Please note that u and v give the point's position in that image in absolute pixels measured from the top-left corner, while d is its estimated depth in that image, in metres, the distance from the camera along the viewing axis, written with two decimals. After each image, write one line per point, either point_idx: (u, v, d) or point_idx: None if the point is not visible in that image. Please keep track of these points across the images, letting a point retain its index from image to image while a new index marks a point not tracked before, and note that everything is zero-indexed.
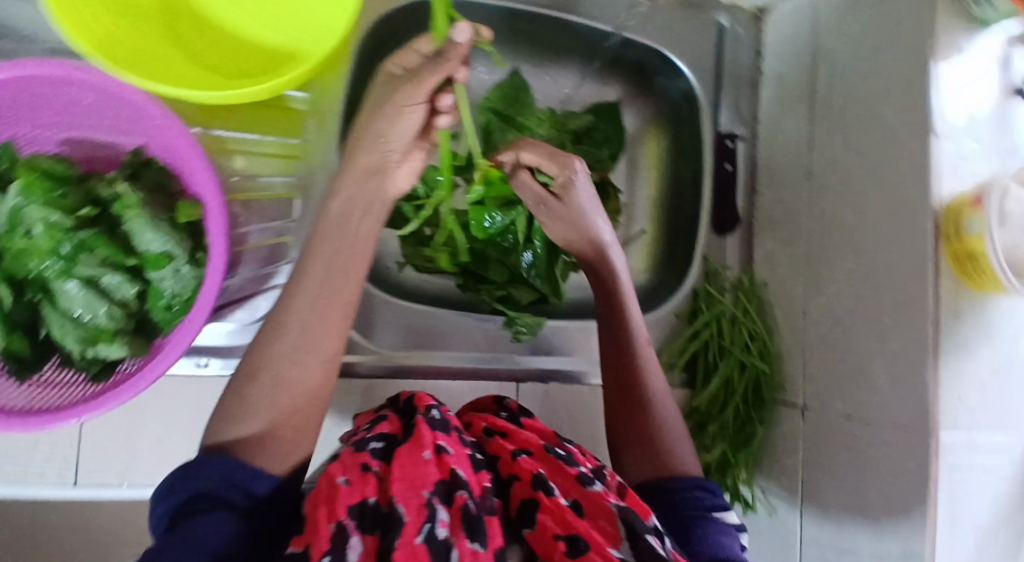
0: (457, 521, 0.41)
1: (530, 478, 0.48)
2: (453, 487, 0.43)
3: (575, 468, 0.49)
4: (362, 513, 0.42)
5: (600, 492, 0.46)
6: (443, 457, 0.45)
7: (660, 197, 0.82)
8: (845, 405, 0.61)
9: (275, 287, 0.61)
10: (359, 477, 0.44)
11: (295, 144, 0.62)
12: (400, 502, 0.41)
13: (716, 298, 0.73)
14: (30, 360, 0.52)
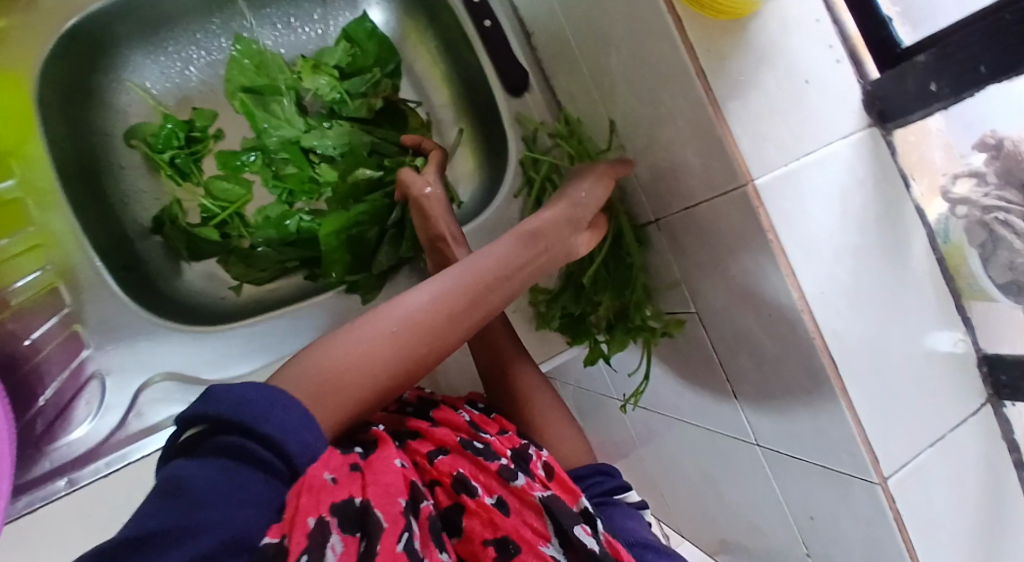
0: (427, 533, 0.43)
1: (451, 481, 0.48)
2: (418, 498, 0.44)
3: (496, 463, 0.49)
4: (345, 512, 0.38)
5: (526, 488, 0.48)
6: (404, 470, 0.46)
7: (453, 92, 0.79)
8: (679, 197, 0.58)
9: (93, 377, 0.58)
10: (342, 473, 0.40)
11: (32, 232, 0.59)
12: (378, 506, 0.39)
13: (540, 159, 0.69)
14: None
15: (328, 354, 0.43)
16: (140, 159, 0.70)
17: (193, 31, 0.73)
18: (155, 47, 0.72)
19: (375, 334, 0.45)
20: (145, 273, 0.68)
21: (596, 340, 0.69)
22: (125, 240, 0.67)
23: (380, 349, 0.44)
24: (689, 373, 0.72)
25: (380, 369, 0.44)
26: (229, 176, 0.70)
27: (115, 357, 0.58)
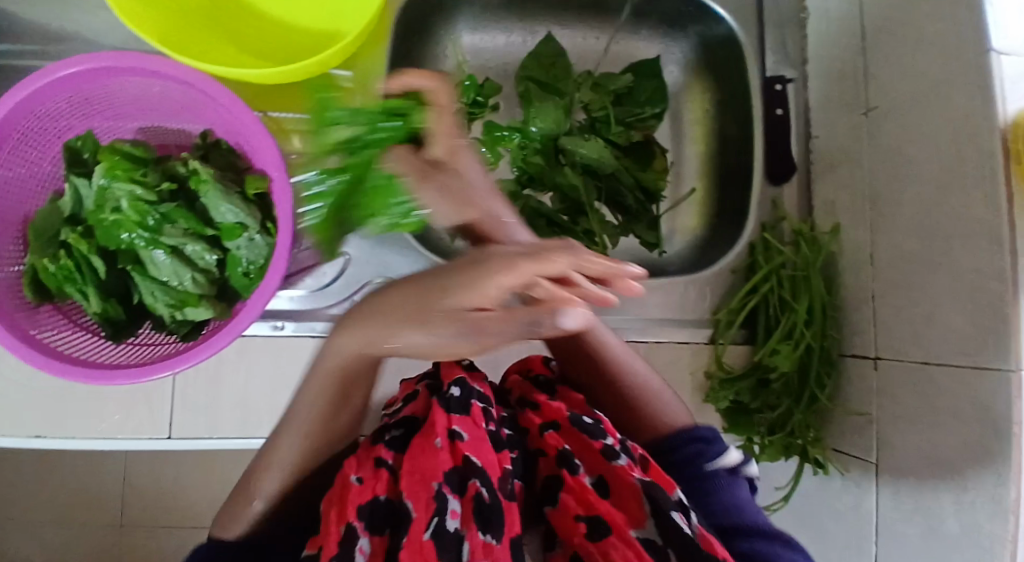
0: (468, 514, 0.48)
1: (555, 456, 0.54)
2: (467, 475, 0.50)
3: (597, 442, 0.52)
4: (371, 514, 0.50)
5: (624, 469, 0.51)
6: (457, 444, 0.53)
7: (708, 153, 0.81)
8: (919, 348, 0.57)
9: (341, 252, 0.66)
10: (370, 475, 0.53)
11: None
12: (411, 497, 0.50)
13: (775, 251, 0.69)
14: (125, 321, 0.58)
15: (236, 515, 0.52)
16: None
17: (516, 14, 0.80)
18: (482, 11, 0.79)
19: (273, 478, 0.50)
20: None
21: (751, 439, 0.69)
22: None
23: (296, 462, 0.50)
24: (829, 510, 0.69)
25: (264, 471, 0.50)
26: (488, 145, 0.77)
27: (365, 247, 0.67)
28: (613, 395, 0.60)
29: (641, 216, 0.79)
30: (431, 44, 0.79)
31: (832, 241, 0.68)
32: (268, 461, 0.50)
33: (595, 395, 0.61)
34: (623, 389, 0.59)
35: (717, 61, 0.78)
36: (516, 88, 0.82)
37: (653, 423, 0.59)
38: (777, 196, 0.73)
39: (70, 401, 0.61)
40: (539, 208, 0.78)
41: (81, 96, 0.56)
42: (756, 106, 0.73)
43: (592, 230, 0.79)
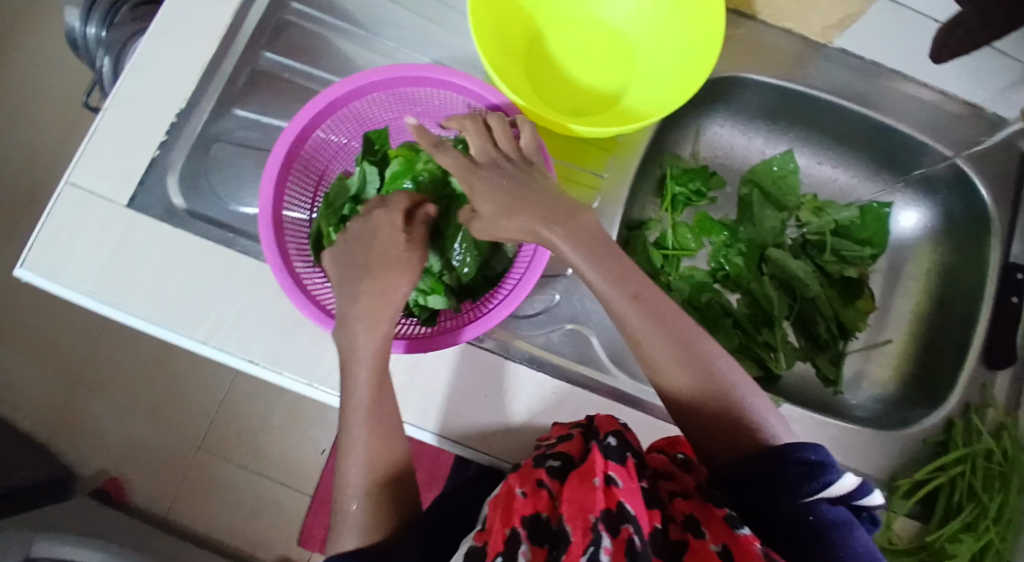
0: (621, 552, 0.43)
1: (684, 520, 0.50)
2: (620, 520, 0.45)
3: (725, 509, 0.48)
4: (534, 523, 0.49)
5: (748, 538, 0.45)
6: (613, 488, 0.48)
7: (921, 314, 0.79)
8: None
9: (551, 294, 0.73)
10: (533, 491, 0.51)
11: (597, 178, 0.72)
12: (569, 522, 0.46)
13: (974, 436, 0.66)
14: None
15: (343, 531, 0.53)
16: (659, 175, 0.84)
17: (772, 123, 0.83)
18: (740, 115, 0.83)
19: (358, 475, 0.54)
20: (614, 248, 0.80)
21: None
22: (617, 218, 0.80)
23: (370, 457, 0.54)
24: None
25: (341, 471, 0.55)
26: (695, 233, 0.82)
27: (574, 294, 0.73)
28: (711, 424, 0.53)
29: (826, 348, 0.77)
30: (678, 131, 0.84)
31: None
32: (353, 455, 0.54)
33: (690, 430, 0.55)
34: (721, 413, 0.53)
35: (959, 230, 0.77)
36: (746, 190, 0.83)
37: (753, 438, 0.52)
38: (986, 381, 0.70)
39: (287, 343, 0.65)
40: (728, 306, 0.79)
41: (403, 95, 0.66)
42: (990, 287, 0.71)
43: (772, 343, 0.78)
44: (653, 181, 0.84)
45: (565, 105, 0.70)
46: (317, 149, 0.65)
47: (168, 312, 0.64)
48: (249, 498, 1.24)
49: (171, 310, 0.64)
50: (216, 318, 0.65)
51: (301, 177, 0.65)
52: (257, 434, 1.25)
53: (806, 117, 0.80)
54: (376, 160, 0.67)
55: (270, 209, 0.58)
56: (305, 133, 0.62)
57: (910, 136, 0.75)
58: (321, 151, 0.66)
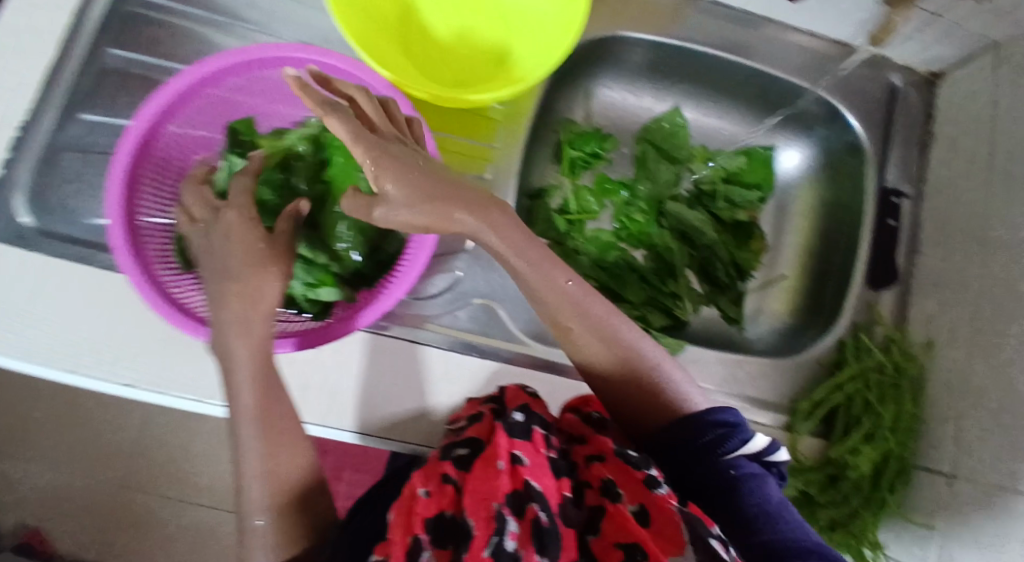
0: (527, 535, 0.42)
1: (601, 485, 0.49)
2: (526, 500, 0.44)
3: (641, 471, 0.49)
4: (437, 524, 0.45)
5: (664, 498, 0.46)
6: (518, 468, 0.47)
7: (810, 247, 0.83)
8: (998, 474, 0.57)
9: (452, 270, 0.70)
10: (438, 488, 0.48)
11: (487, 149, 0.71)
12: (471, 516, 0.44)
13: (867, 352, 0.70)
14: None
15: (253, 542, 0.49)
16: (553, 142, 0.84)
17: (655, 80, 0.84)
18: (626, 74, 0.83)
19: (260, 481, 0.50)
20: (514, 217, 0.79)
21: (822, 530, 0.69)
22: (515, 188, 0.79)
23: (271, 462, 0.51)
24: None
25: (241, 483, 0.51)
26: (595, 195, 0.83)
27: (475, 269, 0.71)
28: (641, 396, 0.53)
29: (727, 290, 0.81)
30: (568, 94, 0.83)
31: (924, 355, 0.69)
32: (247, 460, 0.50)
33: (619, 407, 0.55)
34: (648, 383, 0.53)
35: (841, 164, 0.80)
36: (639, 148, 0.84)
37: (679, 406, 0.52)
38: (872, 300, 0.74)
39: (172, 360, 0.60)
40: (632, 262, 0.81)
41: (263, 78, 0.61)
42: (867, 212, 0.75)
43: (678, 293, 0.80)
44: (548, 148, 0.84)
45: (446, 76, 0.69)
46: (171, 148, 0.59)
47: (30, 344, 0.58)
48: (180, 530, 1.15)
49: (33, 342, 0.58)
50: (88, 341, 0.59)
51: (156, 180, 0.59)
52: (180, 464, 1.14)
53: (687, 71, 0.82)
54: (242, 152, 0.62)
55: (121, 222, 0.53)
56: (151, 132, 0.56)
57: (781, 80, 0.78)
58: (176, 148, 0.60)
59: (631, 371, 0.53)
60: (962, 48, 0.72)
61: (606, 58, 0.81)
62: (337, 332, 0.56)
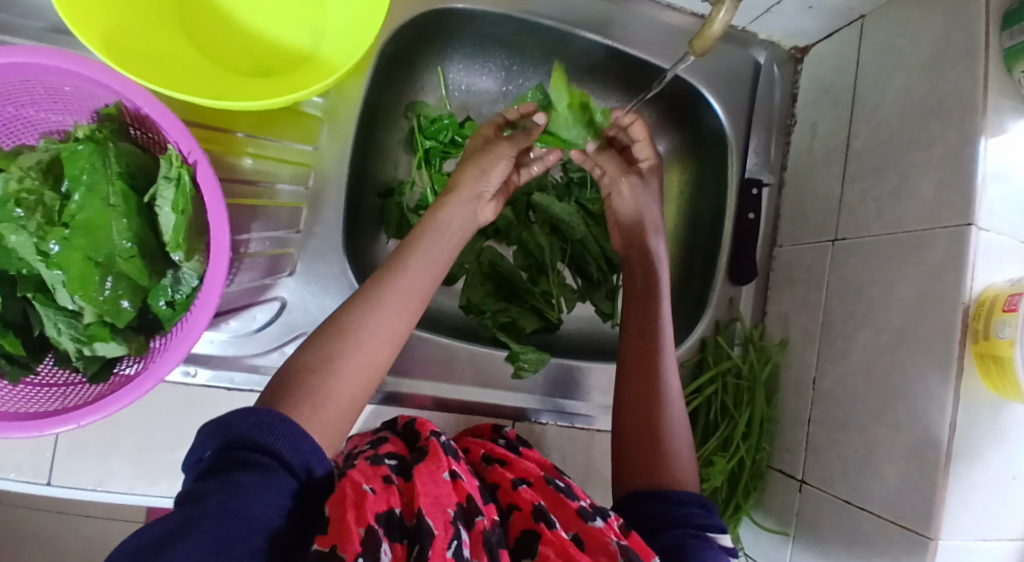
0: (478, 543, 0.43)
1: (532, 510, 0.50)
2: (472, 513, 0.45)
3: (575, 502, 0.51)
4: (389, 520, 0.42)
5: (601, 529, 0.47)
6: (460, 482, 0.48)
7: (675, 234, 0.79)
8: (845, 486, 0.58)
9: (274, 299, 0.60)
10: (382, 488, 0.45)
11: (308, 151, 0.61)
12: (428, 516, 0.43)
13: (725, 353, 0.70)
14: (26, 359, 0.50)
15: (311, 388, 0.44)
16: (406, 128, 0.74)
17: (513, 58, 0.75)
18: (476, 49, 0.74)
19: (355, 351, 0.46)
20: (358, 221, 0.70)
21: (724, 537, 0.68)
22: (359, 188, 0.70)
23: (372, 349, 0.47)
24: None
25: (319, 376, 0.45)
26: None
27: (304, 297, 0.60)
28: (646, 430, 0.55)
29: (600, 285, 0.77)
30: (415, 74, 0.73)
31: (779, 353, 0.69)
32: (361, 336, 0.47)
33: (624, 427, 0.57)
34: (657, 430, 0.55)
35: (705, 148, 0.76)
36: None
37: (665, 474, 0.53)
38: (733, 296, 0.73)
39: None
40: (499, 264, 0.74)
41: (9, 86, 0.48)
42: (730, 207, 0.72)
43: (549, 292, 0.75)
44: (400, 136, 0.74)
45: (243, 65, 0.58)
46: None
47: None
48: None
49: None
50: None
51: None
52: None
53: (545, 47, 0.73)
54: None
55: None
56: None
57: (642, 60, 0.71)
58: None
59: (653, 407, 0.56)
60: (826, 26, 0.67)
61: (452, 32, 0.71)
62: (113, 404, 0.46)
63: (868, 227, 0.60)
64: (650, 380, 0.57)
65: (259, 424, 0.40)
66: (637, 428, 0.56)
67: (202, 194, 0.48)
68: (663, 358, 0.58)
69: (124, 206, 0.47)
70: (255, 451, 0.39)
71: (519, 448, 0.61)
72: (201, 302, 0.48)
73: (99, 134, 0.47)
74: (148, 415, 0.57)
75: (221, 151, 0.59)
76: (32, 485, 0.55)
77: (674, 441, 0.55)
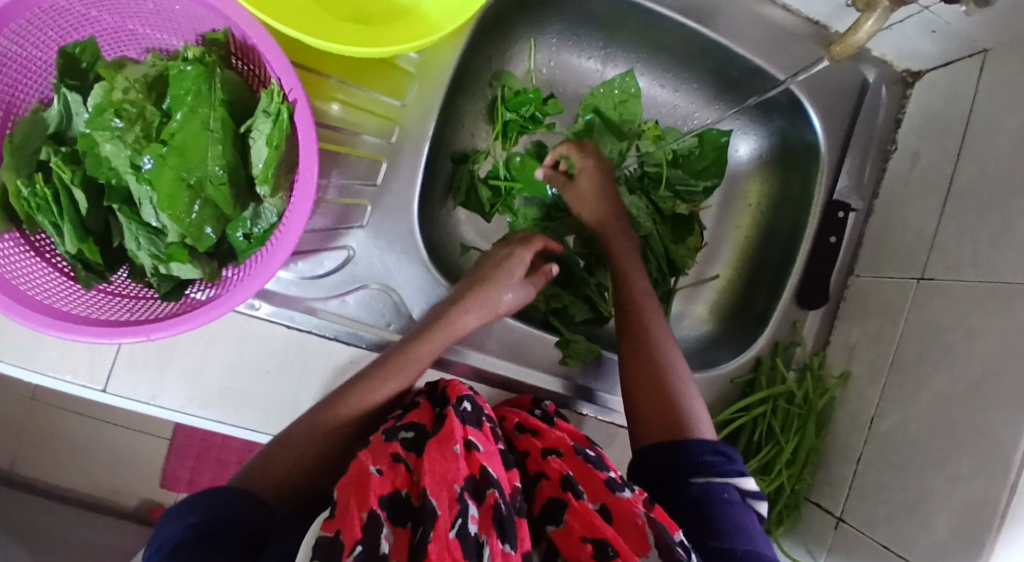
0: (488, 520, 0.42)
1: (560, 479, 0.49)
2: (484, 486, 0.44)
3: (604, 473, 0.50)
4: (392, 502, 0.43)
5: (629, 500, 0.46)
6: (474, 454, 0.47)
7: (746, 245, 0.77)
8: (887, 531, 0.56)
9: (340, 248, 0.60)
10: (390, 467, 0.45)
11: (395, 106, 0.61)
12: (433, 495, 0.42)
13: (780, 376, 0.68)
14: (101, 268, 0.51)
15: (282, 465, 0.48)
16: (489, 97, 0.72)
17: (610, 40, 0.73)
18: (572, 26, 0.72)
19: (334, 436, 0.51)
20: (429, 183, 0.69)
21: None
22: (436, 149, 0.69)
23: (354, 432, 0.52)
24: None
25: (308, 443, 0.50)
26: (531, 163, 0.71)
27: (371, 249, 0.61)
28: (650, 390, 0.56)
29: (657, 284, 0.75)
30: (506, 43, 0.72)
31: (837, 387, 0.67)
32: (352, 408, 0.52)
33: (631, 396, 0.57)
34: (665, 390, 0.56)
35: (792, 161, 0.74)
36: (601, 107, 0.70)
37: (679, 426, 0.53)
38: (797, 318, 0.71)
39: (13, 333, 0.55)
40: (557, 248, 0.72)
41: None
42: (809, 227, 0.70)
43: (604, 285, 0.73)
44: (481, 104, 0.73)
45: (344, 12, 0.57)
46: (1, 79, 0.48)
47: None
48: (100, 451, 1.06)
49: None
50: None
51: None
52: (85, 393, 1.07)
53: (643, 33, 0.70)
54: (81, 85, 0.49)
55: None
56: None
57: (745, 60, 0.68)
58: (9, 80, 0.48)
59: (655, 365, 0.57)
60: (948, 52, 0.63)
61: (551, 5, 0.69)
62: (184, 323, 0.46)
63: (962, 269, 0.57)
64: (645, 343, 0.59)
65: (223, 501, 0.43)
66: (641, 394, 0.57)
67: (295, 133, 0.48)
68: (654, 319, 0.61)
69: (221, 133, 0.47)
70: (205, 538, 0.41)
71: (554, 419, 0.60)
72: (284, 236, 0.47)
73: (207, 57, 0.47)
74: (209, 342, 0.58)
75: (310, 94, 0.59)
76: (86, 390, 0.57)
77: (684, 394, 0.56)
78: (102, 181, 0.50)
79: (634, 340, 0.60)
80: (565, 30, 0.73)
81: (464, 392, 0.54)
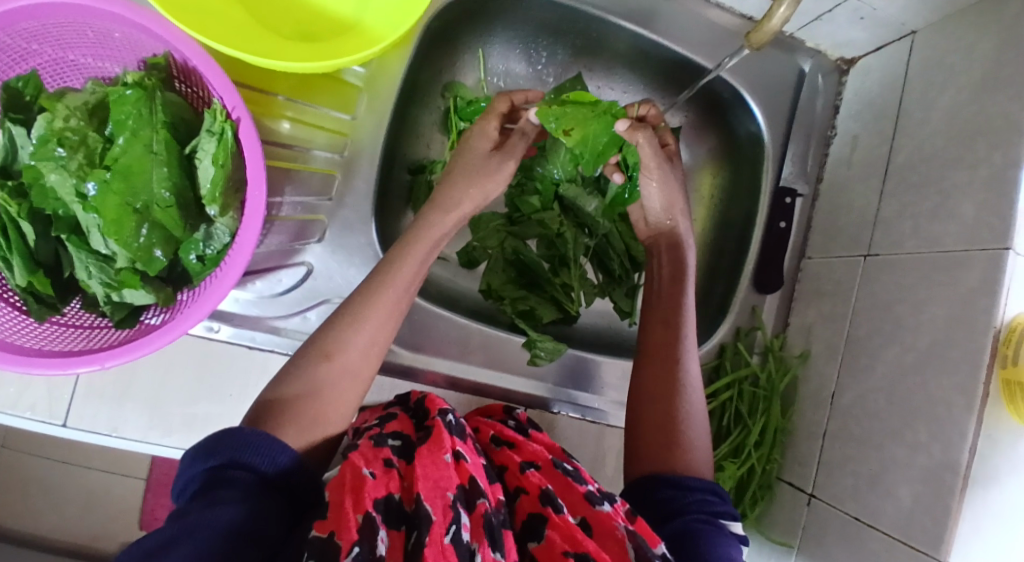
0: (480, 526, 0.42)
1: (539, 493, 0.49)
2: (474, 496, 0.45)
3: (584, 487, 0.50)
4: (387, 507, 0.42)
5: (608, 514, 0.47)
6: (463, 463, 0.47)
7: (703, 236, 0.78)
8: (855, 503, 0.57)
9: (300, 264, 0.60)
10: (383, 471, 0.45)
11: (346, 120, 0.62)
12: (427, 501, 0.43)
13: (743, 360, 0.70)
14: (53, 300, 0.51)
15: (302, 410, 0.45)
16: (442, 108, 0.74)
17: (556, 47, 0.75)
18: (519, 35, 0.73)
19: (342, 372, 0.48)
20: (386, 196, 0.69)
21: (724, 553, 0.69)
22: (392, 162, 0.70)
23: (357, 364, 0.48)
24: None
25: (328, 385, 0.47)
26: None
27: (331, 264, 0.61)
28: (656, 418, 0.55)
29: (621, 282, 0.76)
30: (455, 55, 0.73)
31: (798, 366, 0.69)
32: (350, 357, 0.48)
33: (637, 414, 0.56)
34: (670, 419, 0.55)
35: (740, 152, 0.76)
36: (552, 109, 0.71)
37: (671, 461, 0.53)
38: (756, 304, 0.73)
39: None
40: (522, 252, 0.73)
41: (64, 26, 0.48)
42: (759, 214, 0.72)
43: (570, 284, 0.73)
44: (435, 115, 0.74)
45: (290, 29, 0.58)
46: None
47: None
48: (75, 494, 1.03)
49: None
50: None
51: None
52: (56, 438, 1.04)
53: (587, 38, 0.73)
54: (25, 118, 0.49)
55: None
56: None
57: (686, 57, 0.70)
58: None
59: (671, 395, 0.55)
60: (877, 38, 0.66)
61: (496, 15, 0.71)
62: (138, 349, 0.46)
63: (905, 244, 0.59)
64: (667, 366, 0.57)
65: (238, 444, 0.41)
66: (651, 417, 0.55)
67: (242, 152, 0.48)
68: (684, 348, 0.58)
69: (165, 155, 0.48)
70: (237, 467, 0.40)
71: (528, 430, 0.61)
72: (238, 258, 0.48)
73: (147, 81, 0.47)
74: (168, 371, 0.57)
75: (259, 112, 0.59)
76: (44, 426, 0.56)
77: (689, 430, 0.54)
78: (49, 210, 0.49)
79: (662, 349, 0.58)
80: (512, 40, 0.74)
81: (443, 405, 0.54)
